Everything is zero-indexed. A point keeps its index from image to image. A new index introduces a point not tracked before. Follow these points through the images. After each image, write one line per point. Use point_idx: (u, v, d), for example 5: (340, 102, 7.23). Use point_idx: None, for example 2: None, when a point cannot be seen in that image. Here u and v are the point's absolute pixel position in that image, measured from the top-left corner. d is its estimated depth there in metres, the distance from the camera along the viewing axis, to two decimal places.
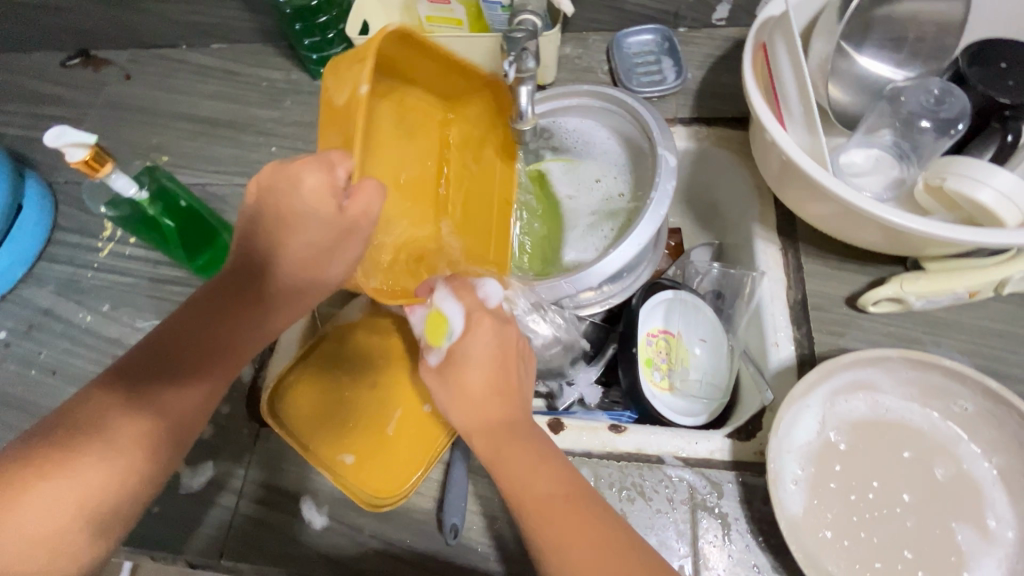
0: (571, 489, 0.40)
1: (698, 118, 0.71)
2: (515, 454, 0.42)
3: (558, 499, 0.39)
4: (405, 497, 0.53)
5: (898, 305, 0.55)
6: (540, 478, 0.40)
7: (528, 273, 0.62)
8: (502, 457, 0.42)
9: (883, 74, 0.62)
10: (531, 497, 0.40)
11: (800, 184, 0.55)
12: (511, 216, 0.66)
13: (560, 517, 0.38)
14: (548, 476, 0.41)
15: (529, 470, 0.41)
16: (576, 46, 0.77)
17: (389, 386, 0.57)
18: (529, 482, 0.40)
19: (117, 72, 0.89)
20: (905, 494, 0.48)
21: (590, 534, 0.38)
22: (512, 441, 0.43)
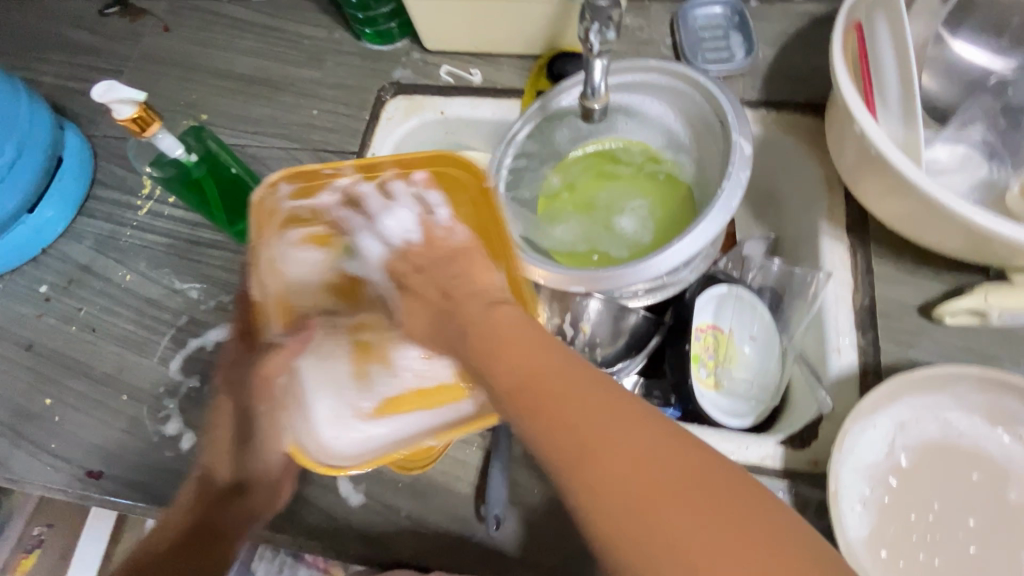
0: (577, 377, 0.36)
1: (766, 101, 0.66)
2: (525, 368, 0.37)
3: (529, 384, 0.36)
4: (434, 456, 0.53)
5: (977, 317, 0.51)
6: (545, 375, 0.36)
7: (631, 243, 0.60)
8: (526, 394, 0.36)
9: (980, 62, 0.56)
10: (519, 386, 0.37)
11: (881, 181, 0.51)
12: (585, 255, 0.61)
13: (529, 402, 0.36)
14: (518, 362, 0.38)
15: (547, 393, 0.35)
16: (637, 15, 0.72)
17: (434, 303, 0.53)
18: (554, 383, 0.36)
19: (155, 23, 0.86)
20: (970, 519, 0.46)
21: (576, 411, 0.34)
22: (517, 347, 0.39)
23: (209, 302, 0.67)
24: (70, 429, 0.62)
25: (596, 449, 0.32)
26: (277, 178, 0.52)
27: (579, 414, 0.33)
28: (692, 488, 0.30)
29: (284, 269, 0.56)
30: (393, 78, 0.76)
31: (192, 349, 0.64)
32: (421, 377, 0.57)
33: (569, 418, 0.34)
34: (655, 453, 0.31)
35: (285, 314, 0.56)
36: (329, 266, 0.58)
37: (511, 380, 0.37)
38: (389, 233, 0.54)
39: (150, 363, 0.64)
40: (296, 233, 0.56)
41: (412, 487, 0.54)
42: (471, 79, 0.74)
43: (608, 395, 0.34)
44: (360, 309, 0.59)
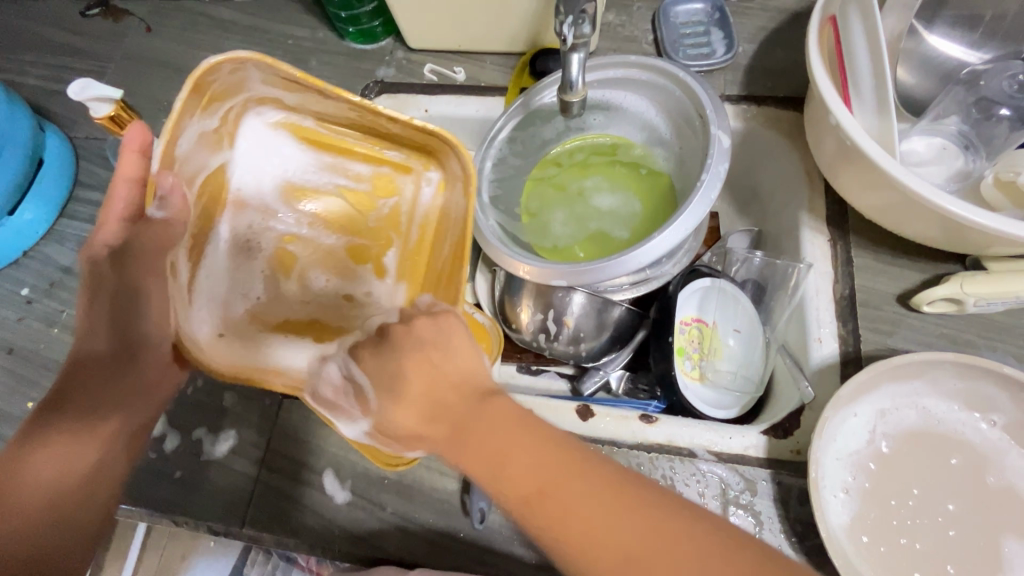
0: (549, 450, 0.33)
1: (747, 96, 0.67)
2: (499, 457, 0.33)
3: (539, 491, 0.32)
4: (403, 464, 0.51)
5: (954, 305, 0.52)
6: (516, 461, 0.33)
7: (618, 228, 0.61)
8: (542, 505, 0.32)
9: (954, 55, 0.57)
10: (530, 497, 0.32)
11: (858, 172, 0.52)
12: (578, 250, 0.61)
13: (548, 513, 0.32)
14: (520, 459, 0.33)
15: (564, 497, 0.31)
16: (619, 12, 0.72)
17: (375, 233, 0.52)
18: (525, 475, 0.32)
19: (138, 24, 0.86)
20: (949, 504, 0.46)
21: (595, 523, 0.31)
22: (472, 422, 0.35)
23: None
24: None
25: (592, 529, 0.31)
26: (253, 58, 0.40)
27: (598, 519, 0.31)
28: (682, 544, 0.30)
29: (252, 167, 0.49)
30: (377, 77, 0.76)
31: None
32: (370, 303, 0.51)
33: (552, 498, 0.32)
34: (633, 523, 0.31)
35: (222, 197, 0.49)
36: (317, 178, 0.51)
37: (484, 470, 0.33)
38: (388, 167, 0.51)
39: None
40: (283, 127, 0.49)
41: (398, 484, 0.54)
42: (455, 77, 0.74)
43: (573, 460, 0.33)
44: (344, 231, 0.52)
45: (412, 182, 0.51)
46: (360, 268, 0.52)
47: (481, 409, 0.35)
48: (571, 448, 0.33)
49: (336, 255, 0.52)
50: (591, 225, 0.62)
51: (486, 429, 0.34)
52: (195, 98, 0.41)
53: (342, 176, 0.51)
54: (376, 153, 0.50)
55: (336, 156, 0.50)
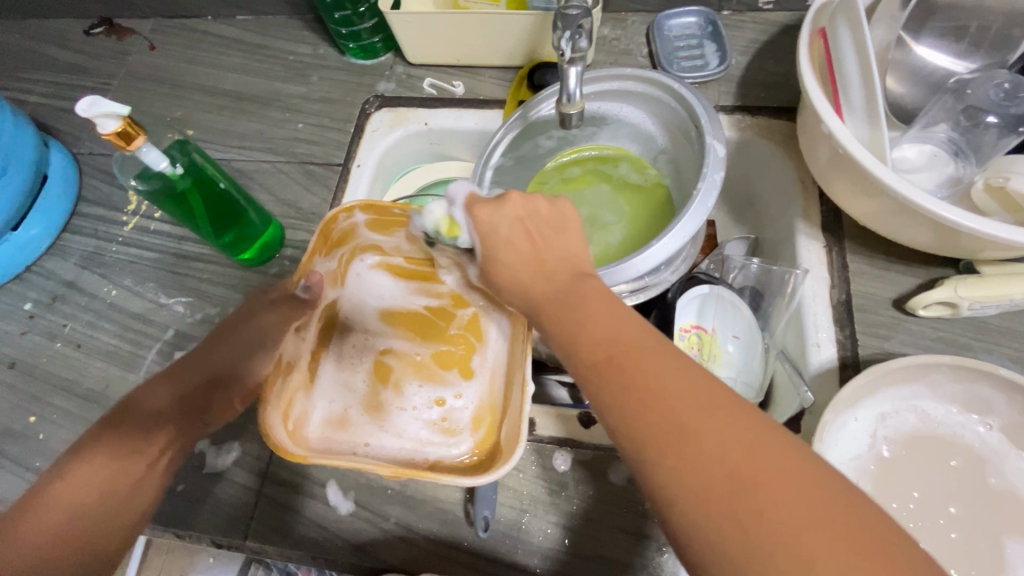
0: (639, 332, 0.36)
1: (741, 106, 0.68)
2: (585, 323, 0.37)
3: (613, 356, 0.35)
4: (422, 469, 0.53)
5: (949, 309, 0.52)
6: (598, 329, 0.36)
7: (614, 233, 0.63)
8: (613, 366, 0.34)
9: (942, 65, 0.58)
10: (605, 355, 0.35)
11: (851, 180, 0.53)
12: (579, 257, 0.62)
13: (615, 372, 0.34)
14: (604, 332, 0.36)
15: (637, 364, 0.34)
16: (614, 27, 0.74)
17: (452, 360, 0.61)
18: (606, 339, 0.36)
19: (141, 42, 0.88)
20: (951, 507, 0.47)
21: (661, 380, 0.32)
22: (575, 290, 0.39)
23: (196, 315, 0.66)
24: (56, 446, 0.62)
25: (646, 391, 0.32)
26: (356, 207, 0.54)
27: (665, 387, 0.32)
28: (758, 449, 0.29)
29: (358, 297, 0.63)
30: (378, 91, 0.77)
31: None
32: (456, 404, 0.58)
33: (632, 364, 0.34)
34: (703, 403, 0.31)
35: (334, 323, 0.62)
36: (407, 302, 0.63)
37: (573, 339, 0.37)
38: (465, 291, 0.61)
39: (136, 377, 0.64)
40: (375, 312, 0.63)
41: (401, 494, 0.54)
42: (454, 91, 0.75)
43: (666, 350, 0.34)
44: (431, 343, 0.62)
45: (481, 301, 0.61)
46: (447, 373, 0.60)
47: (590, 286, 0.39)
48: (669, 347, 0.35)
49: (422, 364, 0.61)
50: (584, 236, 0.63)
51: (580, 304, 0.38)
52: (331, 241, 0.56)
53: (433, 326, 0.63)
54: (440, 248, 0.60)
55: (421, 291, 0.63)
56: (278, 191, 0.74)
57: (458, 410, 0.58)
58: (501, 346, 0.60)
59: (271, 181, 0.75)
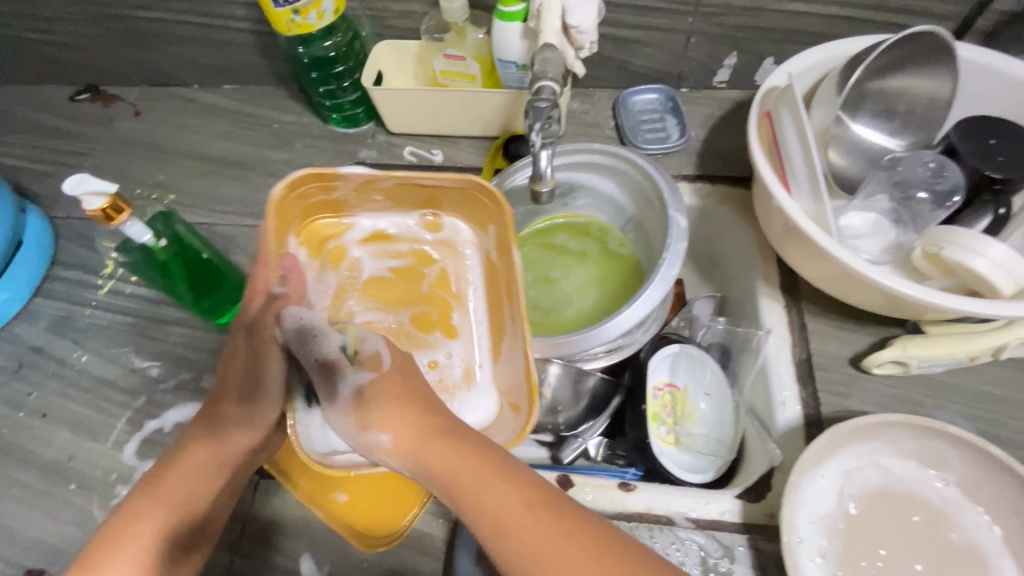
0: (482, 457, 0.38)
1: (701, 175, 0.73)
2: (431, 455, 0.39)
3: (509, 523, 0.35)
4: (402, 534, 0.53)
5: (900, 367, 0.56)
6: (489, 495, 0.36)
7: (588, 297, 0.66)
8: (511, 534, 0.35)
9: (877, 142, 0.64)
10: (503, 523, 0.35)
11: (802, 247, 0.57)
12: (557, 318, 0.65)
13: (514, 542, 0.34)
14: (498, 499, 0.36)
15: (533, 531, 0.34)
16: (583, 101, 0.80)
17: (441, 318, 0.58)
18: (454, 470, 0.38)
19: (127, 109, 0.90)
20: (917, 564, 0.48)
21: (558, 552, 0.33)
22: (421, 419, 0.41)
23: (169, 381, 0.65)
24: (12, 524, 0.59)
25: (541, 565, 0.33)
26: (307, 176, 0.51)
27: (559, 557, 0.33)
28: (581, 556, 0.33)
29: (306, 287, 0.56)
30: (359, 158, 0.80)
31: (149, 430, 0.63)
32: (449, 365, 0.56)
33: (523, 534, 0.34)
34: (598, 572, 0.33)
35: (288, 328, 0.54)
36: (370, 267, 0.59)
37: (462, 502, 0.37)
38: (427, 245, 0.59)
39: (103, 447, 0.62)
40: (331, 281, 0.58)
41: (378, 566, 0.53)
42: (433, 158, 0.79)
43: (505, 477, 0.37)
44: (408, 307, 0.58)
45: (448, 254, 0.59)
46: (431, 335, 0.57)
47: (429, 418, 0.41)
48: (511, 467, 0.38)
49: (409, 330, 0.57)
50: (560, 299, 0.66)
51: (470, 468, 0.37)
52: (274, 221, 0.51)
53: (413, 284, 0.59)
54: (393, 201, 0.57)
55: (372, 253, 0.59)
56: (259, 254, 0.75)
57: (463, 372, 0.56)
58: (479, 294, 0.58)
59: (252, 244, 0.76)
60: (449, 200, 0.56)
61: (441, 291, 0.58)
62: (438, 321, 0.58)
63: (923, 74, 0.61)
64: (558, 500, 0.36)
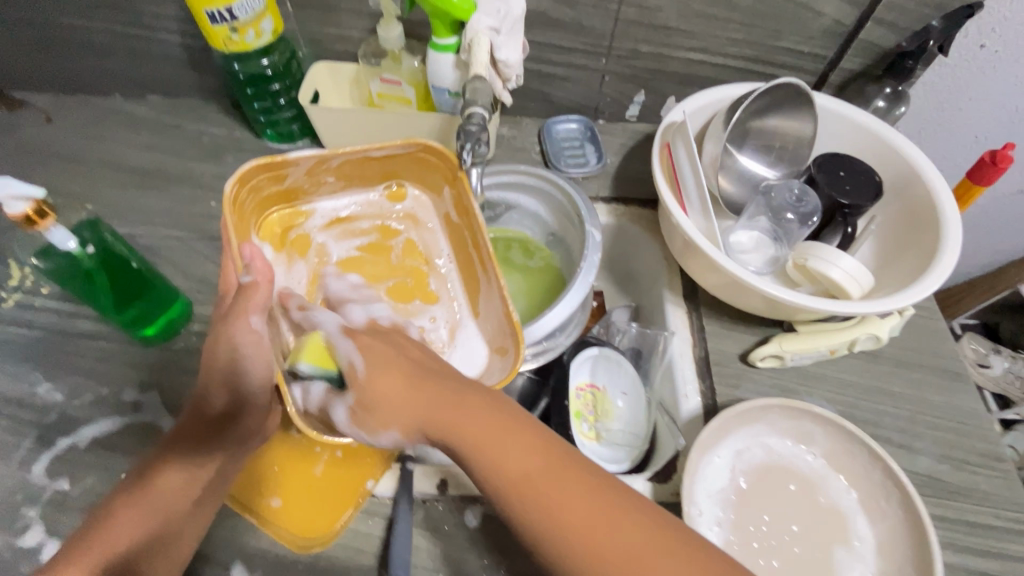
0: (494, 418, 0.41)
1: (616, 197, 0.82)
2: (440, 418, 0.43)
3: (524, 475, 0.38)
4: (334, 535, 0.55)
5: (777, 360, 0.65)
6: (506, 452, 0.39)
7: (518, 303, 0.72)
8: (523, 482, 0.38)
9: (760, 172, 0.76)
10: (515, 477, 0.38)
11: (698, 259, 0.66)
12: None
13: (530, 493, 0.37)
14: (513, 454, 0.39)
15: (545, 482, 0.37)
16: (511, 128, 0.87)
17: (420, 279, 0.66)
18: (469, 435, 0.41)
19: (38, 115, 0.86)
20: (794, 525, 0.57)
21: (572, 500, 0.36)
22: (436, 391, 0.45)
23: (85, 396, 0.63)
24: None
25: (554, 509, 0.36)
26: (257, 165, 0.54)
27: (570, 503, 0.36)
28: (588, 503, 0.36)
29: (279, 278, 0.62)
30: None
31: (61, 448, 0.60)
32: (433, 327, 0.64)
33: (535, 485, 0.37)
34: (606, 514, 0.36)
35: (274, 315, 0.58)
36: (337, 249, 0.65)
37: (476, 457, 0.40)
38: (392, 219, 0.67)
39: (6, 468, 0.58)
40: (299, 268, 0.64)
41: (312, 567, 0.54)
42: None
43: (515, 434, 0.40)
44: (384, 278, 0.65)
45: (412, 225, 0.67)
46: (412, 303, 0.64)
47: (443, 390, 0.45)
48: (521, 421, 0.41)
49: (398, 297, 0.64)
50: None
51: (484, 423, 0.41)
52: (232, 216, 0.55)
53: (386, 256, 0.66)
54: (348, 179, 0.63)
55: (333, 237, 0.65)
56: (186, 266, 0.74)
57: (448, 332, 0.63)
58: (450, 259, 0.67)
59: (180, 256, 0.75)
60: (403, 165, 0.63)
61: (411, 261, 0.66)
62: (418, 287, 0.66)
63: (789, 117, 0.74)
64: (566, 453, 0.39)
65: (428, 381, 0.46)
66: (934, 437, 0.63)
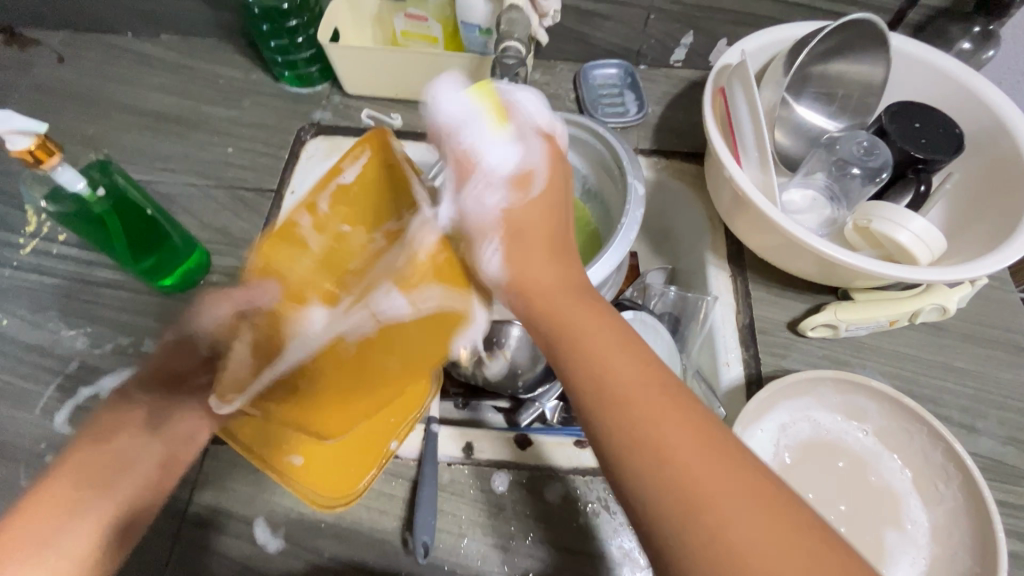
0: (610, 341, 0.39)
1: (657, 150, 0.76)
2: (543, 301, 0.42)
3: (626, 397, 0.36)
4: (358, 496, 0.52)
5: (831, 330, 0.60)
6: (620, 365, 0.37)
7: None
8: (630, 421, 0.35)
9: (818, 123, 0.69)
10: (619, 393, 0.36)
11: (748, 217, 0.60)
12: None
13: (627, 419, 0.35)
14: (633, 379, 0.37)
15: (661, 421, 0.34)
16: (545, 73, 0.80)
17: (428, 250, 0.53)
18: (537, 276, 0.43)
19: (48, 55, 0.82)
20: (841, 504, 0.53)
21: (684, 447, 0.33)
22: (572, 316, 0.40)
23: (105, 346, 0.61)
24: None
25: (651, 448, 0.34)
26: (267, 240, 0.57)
27: (673, 445, 0.33)
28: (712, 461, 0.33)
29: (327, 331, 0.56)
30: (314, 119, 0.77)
31: (83, 397, 0.59)
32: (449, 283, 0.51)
33: (643, 420, 0.35)
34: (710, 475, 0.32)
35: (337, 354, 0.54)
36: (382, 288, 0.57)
37: (576, 360, 0.39)
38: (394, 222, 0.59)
39: (30, 416, 0.58)
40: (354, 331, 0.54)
41: (336, 527, 0.53)
42: (393, 123, 0.76)
43: (664, 380, 0.37)
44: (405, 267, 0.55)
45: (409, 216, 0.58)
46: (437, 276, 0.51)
47: (663, 378, 0.37)
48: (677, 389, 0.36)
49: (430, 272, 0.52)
50: None
51: (600, 335, 0.39)
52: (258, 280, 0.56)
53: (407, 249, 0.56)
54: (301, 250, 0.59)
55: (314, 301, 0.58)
56: (204, 216, 0.71)
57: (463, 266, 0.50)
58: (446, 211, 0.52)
59: (197, 205, 0.72)
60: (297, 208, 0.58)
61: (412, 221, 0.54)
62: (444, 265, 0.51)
63: (858, 60, 0.66)
64: (711, 428, 0.34)
65: (557, 248, 0.45)
66: (1000, 417, 0.58)
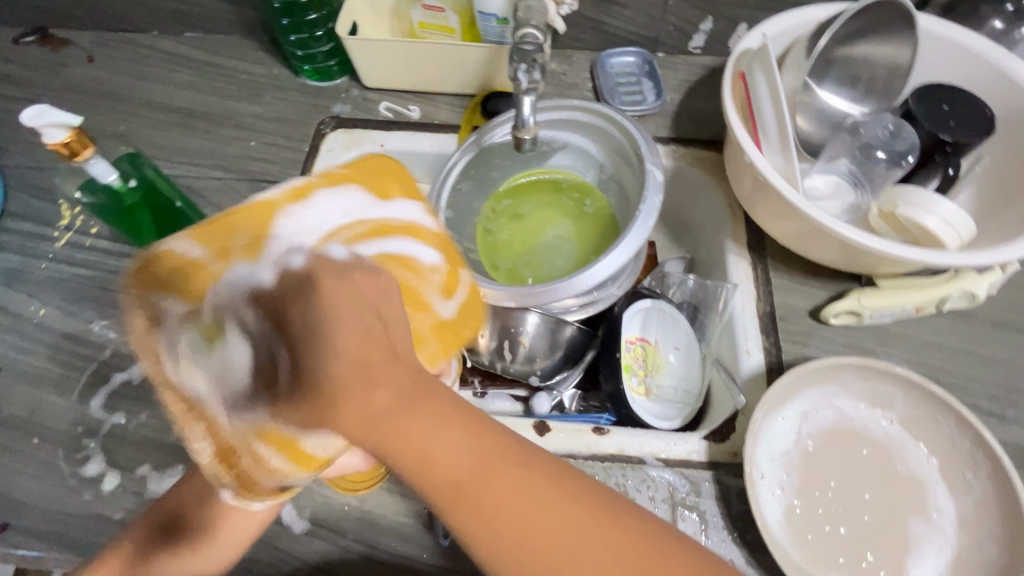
0: (455, 428, 0.32)
1: (675, 138, 0.75)
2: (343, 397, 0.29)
3: (457, 479, 0.31)
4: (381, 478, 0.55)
5: (854, 318, 0.59)
6: (436, 445, 0.31)
7: (565, 252, 0.67)
8: (478, 518, 0.32)
9: (842, 107, 0.67)
10: (452, 489, 0.31)
11: (769, 204, 0.60)
12: (531, 269, 0.67)
13: (468, 502, 0.32)
14: (447, 450, 0.31)
15: (513, 501, 0.32)
16: (561, 63, 0.80)
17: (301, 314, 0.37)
18: (357, 412, 0.29)
19: (79, 54, 0.85)
20: (865, 494, 0.52)
21: (545, 513, 0.32)
22: (400, 426, 0.30)
23: None
24: None
25: (518, 532, 0.32)
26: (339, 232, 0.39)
27: (527, 516, 0.32)
28: (575, 517, 0.33)
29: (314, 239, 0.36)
30: (334, 112, 0.78)
31: (117, 383, 0.61)
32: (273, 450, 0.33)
33: (474, 493, 0.32)
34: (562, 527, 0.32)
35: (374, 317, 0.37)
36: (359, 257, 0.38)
37: (412, 469, 0.31)
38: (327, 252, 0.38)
39: (67, 401, 0.60)
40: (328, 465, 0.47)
41: (359, 511, 0.54)
42: (410, 114, 0.77)
43: (489, 448, 0.33)
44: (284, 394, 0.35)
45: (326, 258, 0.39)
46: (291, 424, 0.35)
47: (483, 433, 0.33)
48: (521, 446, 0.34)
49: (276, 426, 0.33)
50: (539, 252, 0.68)
51: (417, 412, 0.31)
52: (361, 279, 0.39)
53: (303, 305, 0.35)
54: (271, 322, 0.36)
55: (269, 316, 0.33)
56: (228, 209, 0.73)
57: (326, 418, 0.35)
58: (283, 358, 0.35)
59: (223, 198, 0.73)
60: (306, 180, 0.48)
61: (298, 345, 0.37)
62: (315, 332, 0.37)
63: (884, 42, 0.64)
64: (560, 474, 0.34)
65: (390, 362, 0.30)
66: None
